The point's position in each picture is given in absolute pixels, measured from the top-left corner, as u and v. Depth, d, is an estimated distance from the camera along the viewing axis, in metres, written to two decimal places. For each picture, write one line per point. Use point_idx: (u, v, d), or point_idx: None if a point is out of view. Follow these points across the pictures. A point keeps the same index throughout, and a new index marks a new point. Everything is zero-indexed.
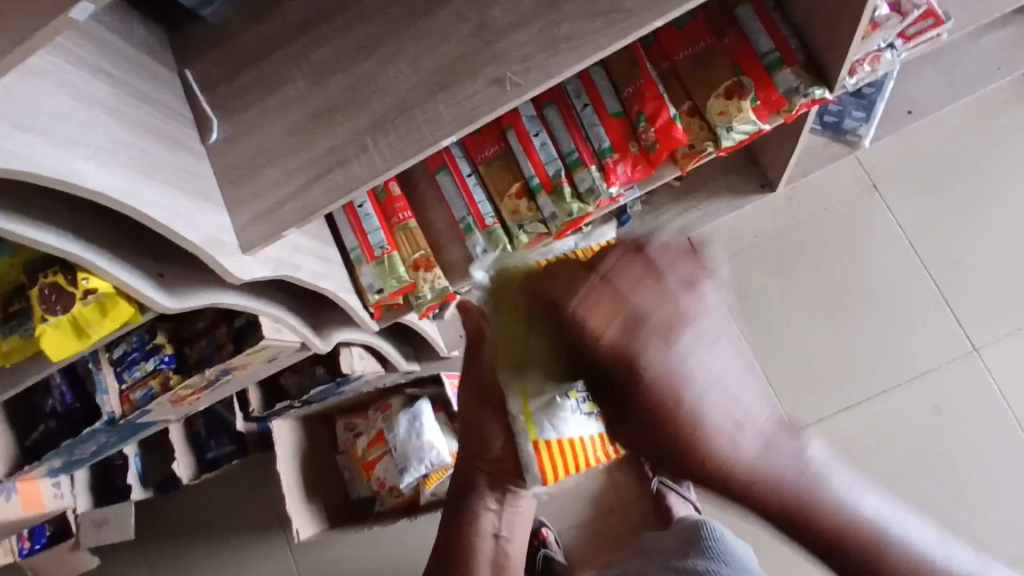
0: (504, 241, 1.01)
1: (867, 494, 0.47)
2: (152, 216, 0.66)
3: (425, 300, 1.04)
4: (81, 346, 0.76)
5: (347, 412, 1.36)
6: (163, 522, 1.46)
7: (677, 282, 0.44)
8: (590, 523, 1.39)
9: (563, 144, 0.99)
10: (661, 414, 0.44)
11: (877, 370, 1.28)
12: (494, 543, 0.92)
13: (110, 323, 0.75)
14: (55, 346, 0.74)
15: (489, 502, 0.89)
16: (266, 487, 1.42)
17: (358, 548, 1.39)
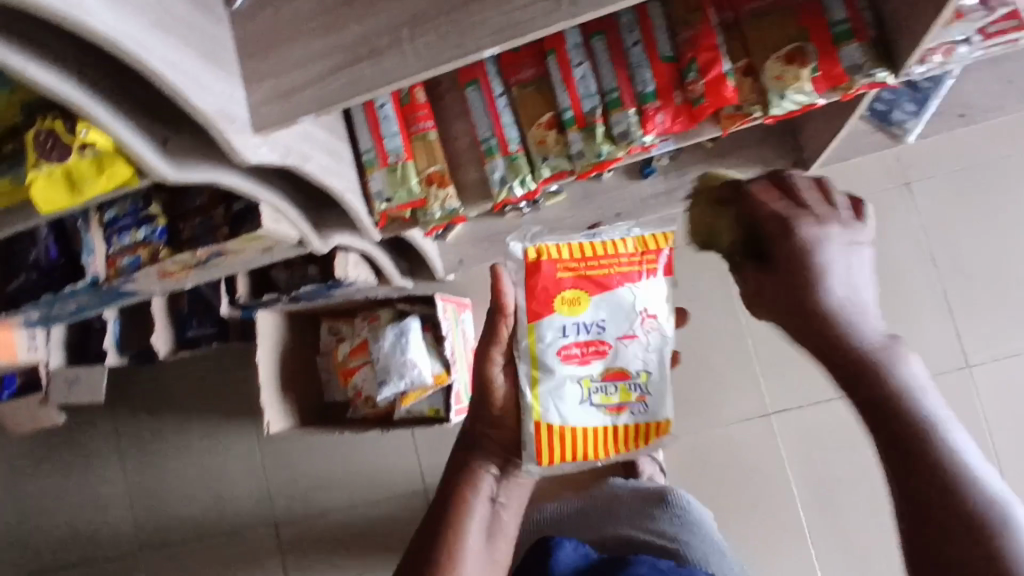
0: (525, 170, 0.96)
1: (957, 432, 0.41)
2: (159, 73, 0.60)
3: (433, 218, 1.01)
4: (73, 201, 0.71)
5: (334, 315, 1.35)
6: (133, 391, 1.46)
7: (841, 204, 0.51)
8: None
9: (604, 81, 0.93)
10: (794, 269, 0.48)
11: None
12: (489, 511, 0.73)
13: (106, 181, 0.70)
14: (44, 197, 0.70)
15: (491, 464, 0.75)
16: (241, 376, 1.42)
17: (324, 449, 1.40)
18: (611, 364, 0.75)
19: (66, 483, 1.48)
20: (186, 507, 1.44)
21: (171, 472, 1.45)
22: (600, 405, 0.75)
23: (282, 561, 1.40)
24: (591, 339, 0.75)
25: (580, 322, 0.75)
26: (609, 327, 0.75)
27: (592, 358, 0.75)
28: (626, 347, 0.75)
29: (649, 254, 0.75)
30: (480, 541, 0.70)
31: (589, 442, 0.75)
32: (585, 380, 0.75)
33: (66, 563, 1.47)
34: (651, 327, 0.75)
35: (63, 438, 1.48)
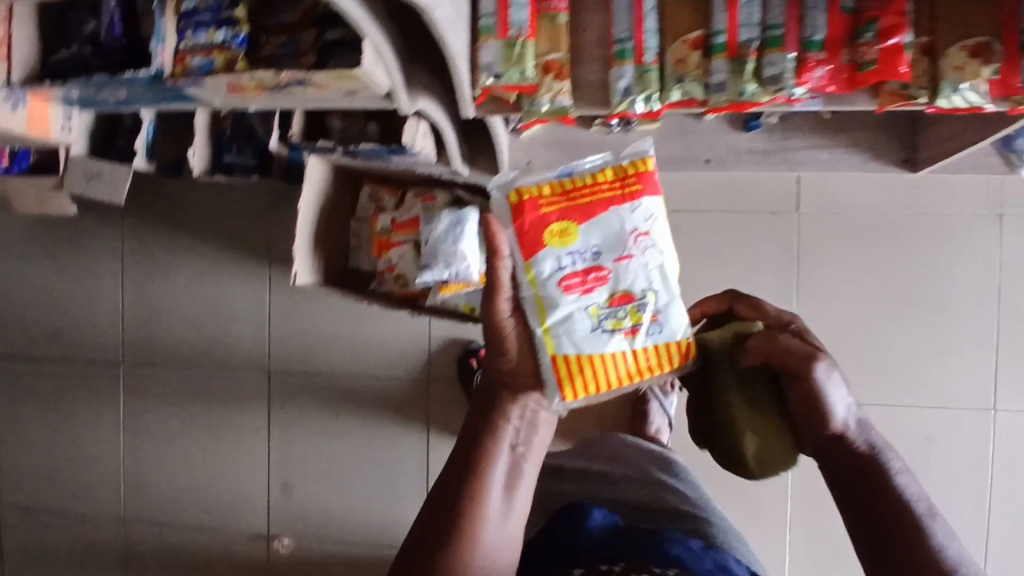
0: (653, 87, 0.87)
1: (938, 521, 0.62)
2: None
3: (538, 111, 0.91)
4: None
5: (377, 182, 1.29)
6: (151, 202, 1.37)
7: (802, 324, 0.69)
8: None
9: (771, 13, 0.83)
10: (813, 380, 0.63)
11: (897, 384, 1.25)
12: (507, 462, 0.68)
13: None
14: None
15: (510, 414, 0.68)
16: (266, 218, 1.34)
17: (335, 314, 1.36)
18: (616, 289, 0.70)
19: (62, 276, 1.41)
20: (180, 333, 1.39)
21: (171, 295, 1.39)
22: (613, 330, 0.69)
23: (267, 410, 1.39)
24: (589, 266, 0.70)
25: (574, 252, 0.70)
26: (605, 250, 0.70)
27: (596, 285, 0.70)
28: (625, 269, 0.70)
29: (639, 177, 0.71)
30: (500, 499, 0.67)
31: (608, 368, 0.69)
32: (592, 308, 0.69)
33: (49, 355, 1.43)
34: (644, 245, 0.70)
35: (67, 230, 1.41)
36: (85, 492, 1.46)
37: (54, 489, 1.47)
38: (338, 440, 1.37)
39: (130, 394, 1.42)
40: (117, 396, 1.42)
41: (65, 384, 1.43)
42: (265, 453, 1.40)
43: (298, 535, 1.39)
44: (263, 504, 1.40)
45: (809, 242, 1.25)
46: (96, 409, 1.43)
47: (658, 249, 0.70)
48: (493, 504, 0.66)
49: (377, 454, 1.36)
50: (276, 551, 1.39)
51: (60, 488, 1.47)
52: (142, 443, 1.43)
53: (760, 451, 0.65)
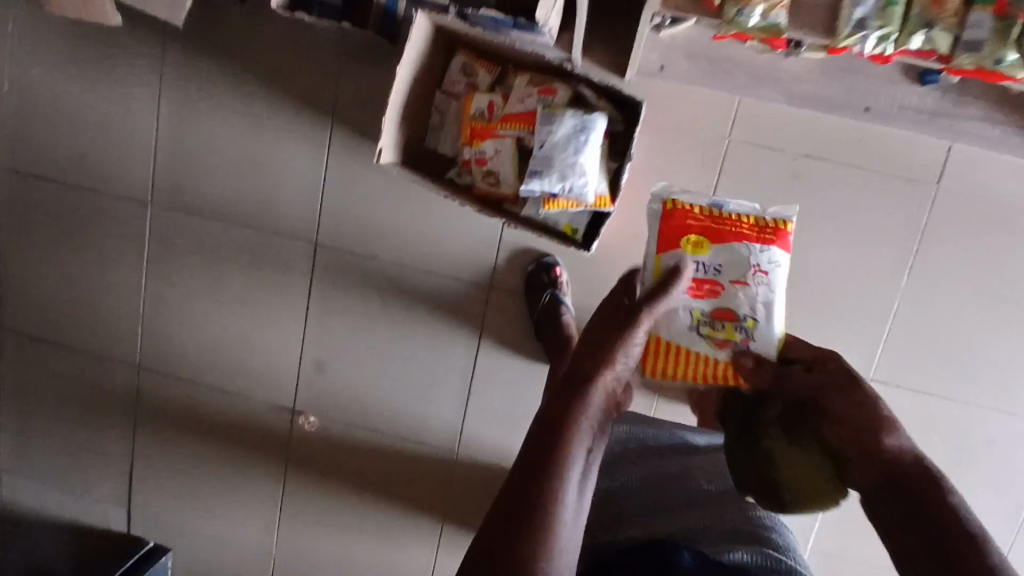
0: (895, 26, 0.70)
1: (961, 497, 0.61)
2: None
3: (745, 22, 0.71)
4: None
5: (477, 54, 1.09)
6: (204, 25, 1.18)
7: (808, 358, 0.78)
8: None
9: None
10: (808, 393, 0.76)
11: (984, 389, 1.17)
12: (585, 464, 0.61)
13: None
14: None
15: (601, 414, 0.63)
16: (337, 70, 1.15)
17: (399, 197, 1.21)
18: (722, 305, 0.74)
19: (96, 91, 1.24)
20: (222, 183, 1.24)
21: (214, 137, 1.22)
22: (705, 337, 0.75)
23: (308, 284, 1.27)
24: (706, 278, 0.75)
25: (699, 262, 0.74)
26: (726, 270, 0.74)
27: (705, 294, 0.74)
28: (738, 292, 0.74)
29: (777, 231, 0.76)
30: (573, 502, 0.59)
31: (687, 365, 0.76)
32: (694, 312, 0.75)
33: (76, 177, 1.28)
34: (762, 281, 0.74)
35: (107, 37, 1.22)
36: (100, 332, 1.36)
37: (66, 319, 1.37)
38: (381, 329, 1.27)
39: (160, 237, 1.29)
40: (143, 235, 1.29)
41: (91, 213, 1.30)
42: (299, 328, 1.30)
43: (324, 416, 1.33)
44: (291, 378, 1.33)
45: (938, 222, 1.13)
46: (121, 246, 1.31)
47: (775, 289, 0.74)
48: (569, 506, 0.58)
49: (420, 352, 1.27)
50: (299, 427, 1.34)
51: (72, 320, 1.37)
52: (167, 292, 1.32)
53: (807, 479, 0.76)
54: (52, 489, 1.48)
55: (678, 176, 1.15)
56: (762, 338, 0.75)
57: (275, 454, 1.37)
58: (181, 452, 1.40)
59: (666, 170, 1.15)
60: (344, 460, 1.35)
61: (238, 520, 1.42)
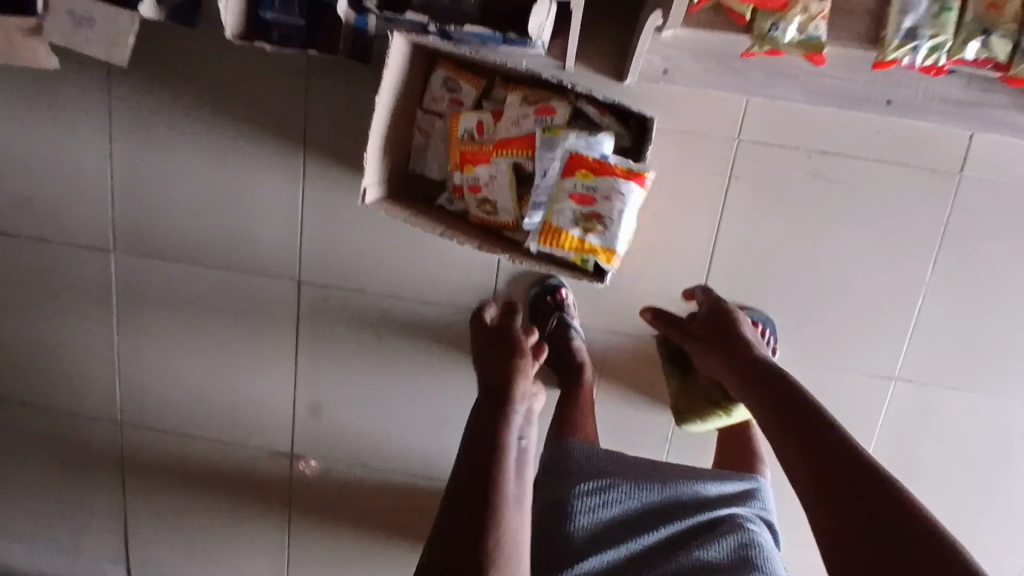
0: (949, 33, 0.65)
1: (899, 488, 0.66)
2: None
3: (780, 39, 0.66)
4: None
5: (460, 68, 0.98)
6: (150, 58, 1.06)
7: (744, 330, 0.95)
8: (645, 347, 1.14)
9: None
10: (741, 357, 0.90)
11: (1013, 384, 1.13)
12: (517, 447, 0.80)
13: None
14: None
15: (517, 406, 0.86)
16: (305, 97, 1.04)
17: (384, 227, 1.11)
18: (588, 208, 0.86)
19: (39, 137, 1.12)
20: (190, 225, 1.14)
21: (176, 177, 1.12)
22: (574, 226, 0.86)
23: (294, 324, 1.18)
24: (583, 192, 0.86)
25: (584, 183, 0.86)
26: (599, 187, 0.85)
27: (577, 200, 0.86)
28: (598, 198, 0.85)
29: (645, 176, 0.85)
30: (514, 487, 0.74)
31: (558, 240, 0.87)
32: (572, 210, 0.86)
33: (28, 229, 1.17)
34: (620, 203, 0.85)
35: (43, 74, 1.09)
36: (74, 391, 1.26)
37: (33, 380, 1.26)
38: (378, 365, 1.19)
39: (130, 287, 1.18)
40: (108, 287, 1.19)
41: (48, 268, 1.19)
42: (289, 371, 1.21)
43: (325, 459, 1.26)
44: (287, 423, 1.24)
45: (963, 214, 1.06)
46: (87, 299, 1.20)
47: (628, 208, 0.85)
48: (511, 478, 0.74)
49: (422, 386, 1.20)
50: (299, 471, 1.27)
51: (42, 381, 1.26)
52: (143, 346, 1.22)
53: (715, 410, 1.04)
54: (43, 553, 1.40)
55: (685, 182, 1.07)
56: (612, 231, 0.85)
57: (278, 500, 1.29)
58: (177, 505, 1.32)
59: (672, 175, 1.06)
60: (351, 501, 1.28)
61: (246, 567, 1.35)
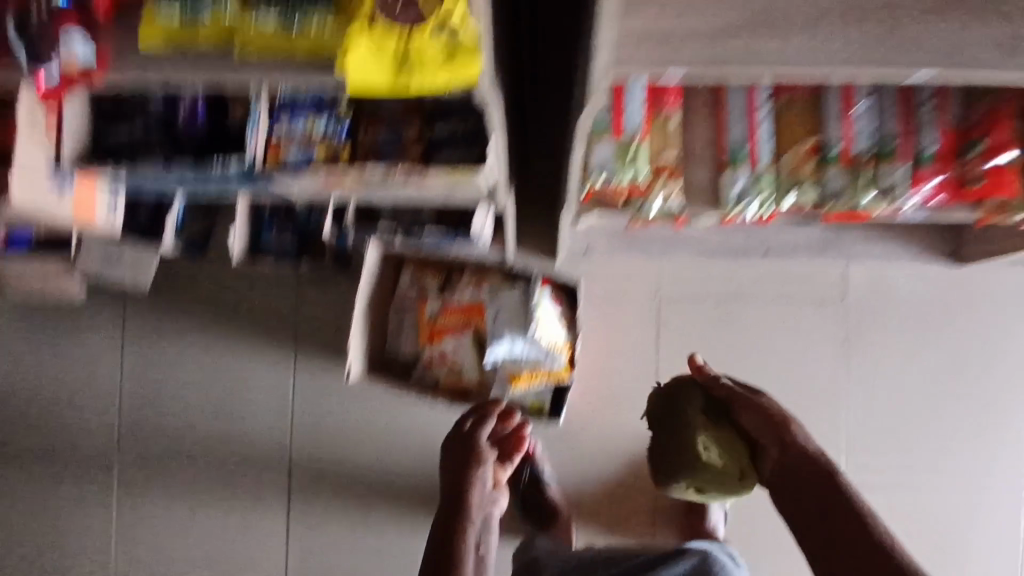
0: (768, 192, 0.85)
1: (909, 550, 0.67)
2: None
3: (647, 211, 0.87)
4: (389, 88, 0.48)
5: (422, 265, 1.18)
6: (163, 287, 1.26)
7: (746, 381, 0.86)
8: (614, 485, 1.24)
9: (885, 126, 0.83)
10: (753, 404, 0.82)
11: (944, 468, 1.27)
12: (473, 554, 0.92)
13: (446, 78, 0.48)
14: (358, 71, 0.47)
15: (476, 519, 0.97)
16: (296, 303, 1.24)
17: (367, 405, 1.25)
18: (558, 317, 1.14)
19: (58, 364, 1.27)
20: (190, 426, 1.26)
21: (180, 383, 1.26)
22: (551, 329, 1.12)
23: (286, 508, 1.25)
24: (553, 304, 1.15)
25: (552, 299, 1.15)
26: (556, 305, 1.16)
27: (553, 307, 1.14)
28: (560, 311, 1.16)
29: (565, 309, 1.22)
30: None
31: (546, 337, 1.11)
32: (547, 316, 1.12)
33: (35, 448, 1.27)
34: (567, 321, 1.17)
35: (67, 310, 1.28)
36: None
37: None
38: (367, 541, 1.24)
39: (129, 493, 1.26)
40: (109, 495, 1.26)
41: (54, 483, 1.27)
42: (280, 559, 1.25)
43: None
44: None
45: (857, 331, 1.28)
46: (88, 510, 1.26)
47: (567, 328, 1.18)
48: None
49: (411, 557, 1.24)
50: None
51: None
52: (137, 551, 1.26)
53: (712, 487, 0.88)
54: None
55: (625, 334, 1.26)
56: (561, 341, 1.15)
57: None
58: None
59: (613, 330, 1.26)
60: None
61: None
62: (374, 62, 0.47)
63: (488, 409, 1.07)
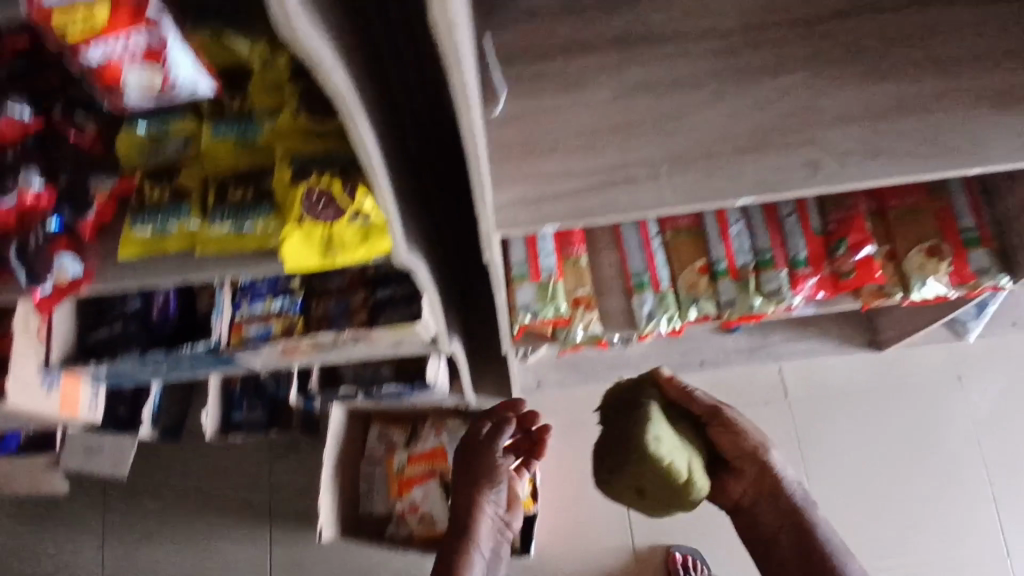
0: (673, 309, 0.97)
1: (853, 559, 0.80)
2: (479, 149, 0.56)
3: (574, 338, 0.98)
4: (320, 267, 0.61)
5: (386, 419, 1.26)
6: (142, 474, 1.31)
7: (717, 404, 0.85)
8: None
9: (759, 241, 0.98)
10: (720, 421, 0.85)
11: (921, 549, 1.29)
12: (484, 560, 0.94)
13: (364, 253, 0.61)
14: (294, 257, 0.60)
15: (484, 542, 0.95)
16: (271, 472, 1.29)
17: (348, 564, 1.26)
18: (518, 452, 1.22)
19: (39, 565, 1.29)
20: None
21: (160, 569, 1.27)
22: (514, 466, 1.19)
23: None
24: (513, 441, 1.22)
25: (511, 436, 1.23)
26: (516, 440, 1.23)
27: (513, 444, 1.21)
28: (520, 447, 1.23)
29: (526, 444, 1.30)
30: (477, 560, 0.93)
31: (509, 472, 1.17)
32: None
33: None
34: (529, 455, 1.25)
35: (47, 510, 1.31)
36: None
37: None
38: None
39: None
40: None
41: None
42: None
43: None
44: None
45: (805, 424, 1.35)
46: None
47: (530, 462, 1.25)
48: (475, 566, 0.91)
49: None
50: None
51: None
52: None
53: (653, 490, 0.71)
54: None
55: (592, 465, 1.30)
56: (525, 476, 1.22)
57: None
58: None
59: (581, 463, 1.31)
60: None
61: None
62: (303, 249, 0.60)
63: (505, 415, 1.02)
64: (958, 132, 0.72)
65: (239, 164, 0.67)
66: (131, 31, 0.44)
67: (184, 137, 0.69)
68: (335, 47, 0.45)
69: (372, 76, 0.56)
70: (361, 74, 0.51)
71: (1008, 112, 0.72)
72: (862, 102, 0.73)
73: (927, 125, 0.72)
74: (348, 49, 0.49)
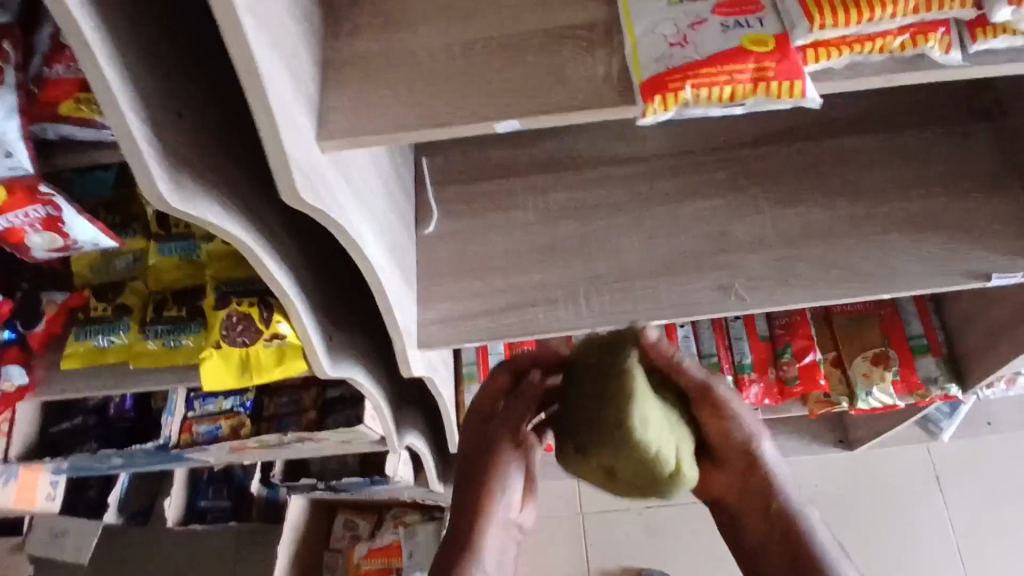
0: None
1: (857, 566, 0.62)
2: (380, 282, 0.59)
3: None
4: (236, 383, 0.65)
5: (352, 508, 1.27)
6: (108, 556, 1.31)
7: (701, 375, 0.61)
8: None
9: (704, 345, 1.00)
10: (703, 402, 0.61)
11: None
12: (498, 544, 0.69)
13: (278, 373, 0.65)
14: (211, 375, 0.64)
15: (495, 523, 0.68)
16: (235, 559, 1.29)
17: None
18: None
19: None
20: None
21: None
22: None
23: None
24: None
25: None
26: None
27: None
28: None
29: None
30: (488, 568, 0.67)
31: None
32: None
33: None
34: None
35: None
36: None
37: None
38: None
39: None
40: None
41: None
42: None
43: None
44: None
45: None
46: None
47: None
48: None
49: None
50: None
51: None
52: None
53: (627, 476, 0.52)
54: None
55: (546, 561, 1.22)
56: None
57: None
58: None
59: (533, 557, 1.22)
60: None
61: None
62: (219, 371, 0.64)
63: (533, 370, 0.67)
64: (876, 257, 0.72)
65: (180, 283, 0.72)
66: (26, 210, 0.55)
67: (133, 254, 0.73)
68: (226, 202, 0.49)
69: (288, 214, 0.61)
70: (268, 218, 0.56)
71: (923, 241, 0.72)
72: (778, 227, 0.74)
73: (845, 247, 0.73)
74: (250, 197, 0.54)
